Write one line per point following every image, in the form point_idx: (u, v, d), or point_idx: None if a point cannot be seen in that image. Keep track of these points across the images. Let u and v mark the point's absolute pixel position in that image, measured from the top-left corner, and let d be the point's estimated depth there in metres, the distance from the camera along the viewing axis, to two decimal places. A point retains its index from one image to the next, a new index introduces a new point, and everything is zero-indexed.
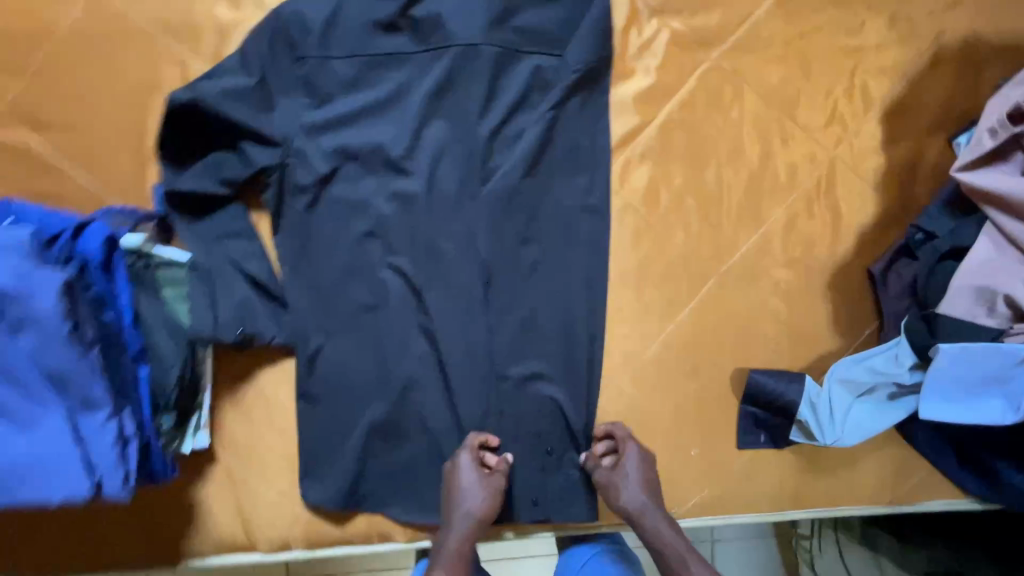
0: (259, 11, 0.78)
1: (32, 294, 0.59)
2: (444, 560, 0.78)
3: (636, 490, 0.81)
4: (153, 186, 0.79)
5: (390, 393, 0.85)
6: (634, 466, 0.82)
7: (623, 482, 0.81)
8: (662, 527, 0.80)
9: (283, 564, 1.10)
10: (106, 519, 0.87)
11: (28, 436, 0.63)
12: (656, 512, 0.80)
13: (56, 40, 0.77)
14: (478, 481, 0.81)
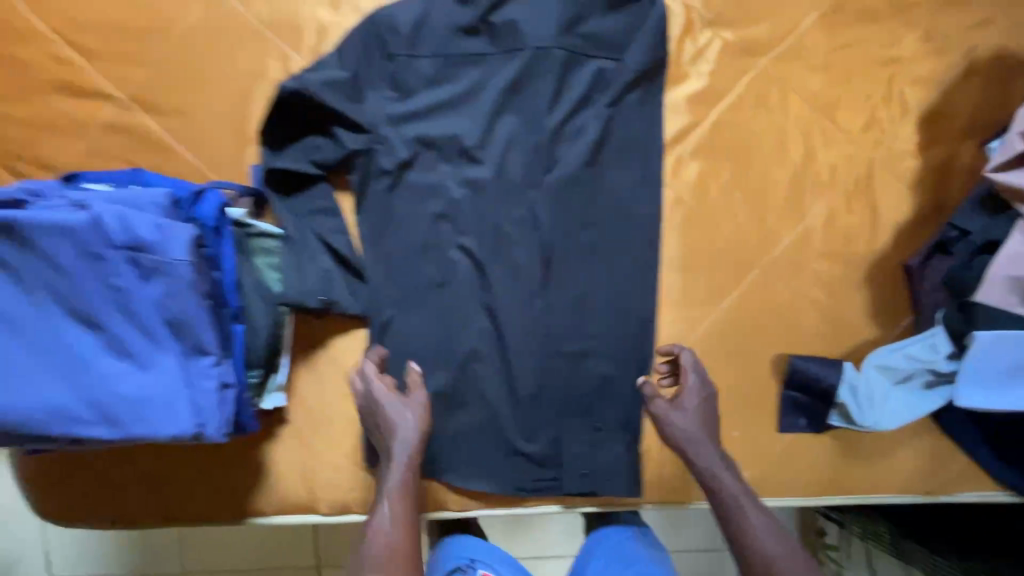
0: (354, 15, 0.88)
1: (167, 245, 0.68)
2: (394, 487, 0.79)
3: (694, 424, 0.82)
4: (252, 165, 0.88)
5: (453, 365, 0.92)
6: (694, 401, 0.83)
7: (681, 415, 0.82)
8: (718, 464, 0.80)
9: (311, 529, 1.30)
10: (184, 471, 0.95)
11: (145, 375, 0.71)
12: (711, 447, 0.81)
13: (177, 36, 0.88)
14: (402, 403, 0.83)
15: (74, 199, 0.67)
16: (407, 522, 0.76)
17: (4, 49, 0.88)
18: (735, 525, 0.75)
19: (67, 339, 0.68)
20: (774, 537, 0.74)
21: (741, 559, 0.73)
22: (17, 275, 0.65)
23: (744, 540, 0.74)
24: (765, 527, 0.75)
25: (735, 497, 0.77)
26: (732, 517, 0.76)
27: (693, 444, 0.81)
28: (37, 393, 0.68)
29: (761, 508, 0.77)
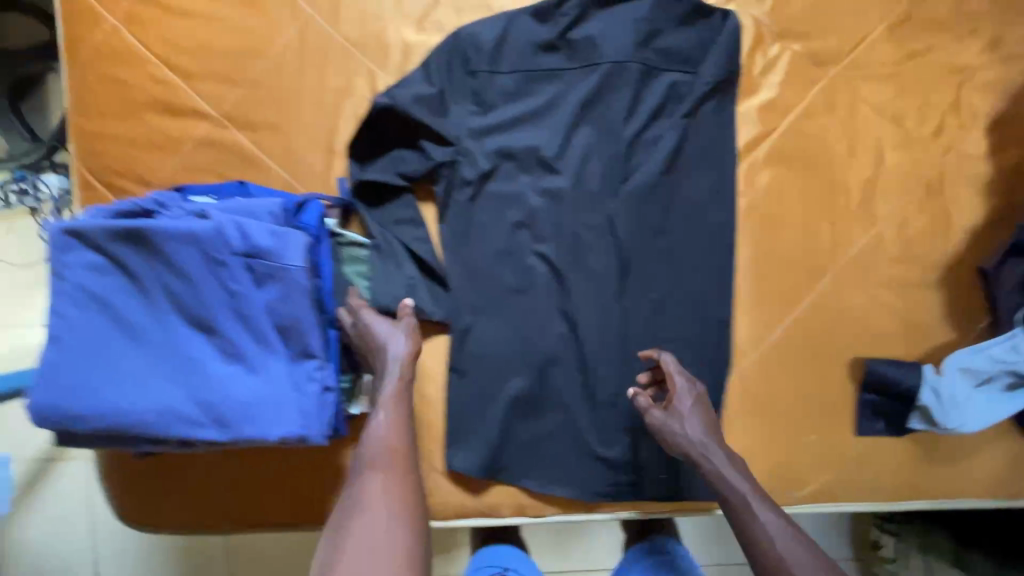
0: (437, 34, 0.92)
1: (284, 252, 0.71)
2: (387, 398, 0.76)
3: (689, 429, 0.82)
4: (339, 179, 0.92)
5: (533, 370, 0.93)
6: (688, 406, 0.84)
7: (677, 423, 0.83)
8: (725, 468, 0.78)
9: None
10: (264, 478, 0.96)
11: (255, 378, 0.73)
12: (713, 448, 0.80)
13: (270, 56, 0.92)
14: (392, 324, 0.80)
15: (195, 211, 0.72)
16: (401, 423, 0.75)
17: (104, 70, 0.93)
18: (741, 524, 0.75)
19: (184, 344, 0.72)
20: (787, 537, 0.71)
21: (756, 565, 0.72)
22: (143, 284, 0.71)
23: (752, 539, 0.73)
24: (773, 524, 0.73)
25: (739, 496, 0.76)
26: (738, 518, 0.75)
27: (695, 452, 0.81)
28: (157, 396, 0.72)
29: (771, 505, 0.75)
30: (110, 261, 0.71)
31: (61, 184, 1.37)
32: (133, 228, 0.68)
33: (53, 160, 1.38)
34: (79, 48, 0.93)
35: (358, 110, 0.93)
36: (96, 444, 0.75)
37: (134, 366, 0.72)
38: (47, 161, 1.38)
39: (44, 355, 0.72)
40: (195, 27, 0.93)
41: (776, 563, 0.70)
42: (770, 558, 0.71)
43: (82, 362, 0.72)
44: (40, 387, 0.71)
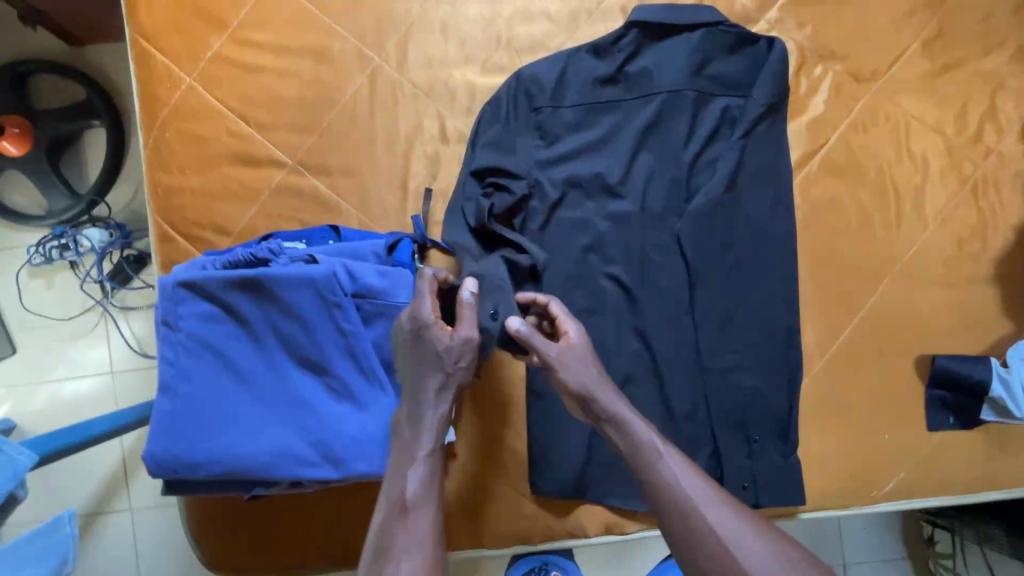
0: (501, 75, 0.98)
1: (391, 291, 0.76)
2: (415, 495, 0.63)
3: (583, 366, 0.71)
4: (415, 217, 0.96)
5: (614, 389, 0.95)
6: (579, 341, 0.73)
7: (565, 356, 0.71)
8: (625, 412, 0.70)
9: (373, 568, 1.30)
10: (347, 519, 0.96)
11: (363, 415, 0.75)
12: (603, 385, 0.71)
13: (342, 104, 0.97)
14: (459, 336, 0.68)
15: (304, 257, 0.76)
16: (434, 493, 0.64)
17: (182, 126, 0.97)
18: (650, 478, 0.66)
19: (296, 386, 0.75)
20: (695, 482, 0.65)
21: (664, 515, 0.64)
22: (256, 331, 0.74)
23: (661, 491, 0.65)
24: (682, 474, 0.65)
25: (646, 448, 0.67)
26: (644, 470, 0.66)
27: (590, 393, 0.70)
28: (271, 439, 0.74)
29: (682, 454, 0.68)
30: (223, 309, 0.74)
31: (104, 236, 1.36)
32: (251, 276, 0.72)
33: (92, 214, 1.39)
34: (157, 108, 0.97)
35: (429, 150, 0.97)
36: (208, 488, 0.77)
37: (248, 411, 0.74)
38: (85, 216, 1.38)
39: (157, 406, 0.74)
40: (269, 81, 0.97)
41: (705, 531, 0.62)
42: (690, 523, 0.62)
43: (197, 411, 0.74)
44: (156, 438, 0.73)
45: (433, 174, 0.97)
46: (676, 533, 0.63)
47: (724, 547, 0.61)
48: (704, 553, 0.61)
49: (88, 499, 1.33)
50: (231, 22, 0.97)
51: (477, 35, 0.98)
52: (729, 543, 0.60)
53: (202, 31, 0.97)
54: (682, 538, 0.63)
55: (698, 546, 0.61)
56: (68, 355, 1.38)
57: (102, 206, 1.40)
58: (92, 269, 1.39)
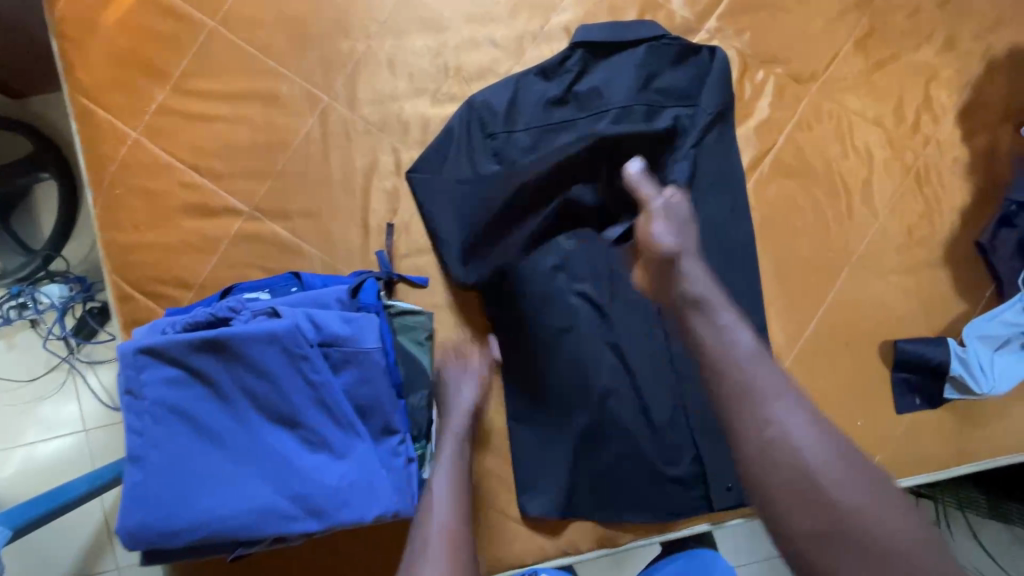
0: (454, 105, 0.98)
1: (361, 336, 0.76)
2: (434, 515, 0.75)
3: (688, 237, 0.78)
4: (379, 253, 0.96)
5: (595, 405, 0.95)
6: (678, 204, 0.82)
7: (646, 185, 0.86)
8: (706, 282, 0.72)
9: None
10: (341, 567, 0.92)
11: (342, 462, 0.75)
12: (697, 265, 0.75)
13: (295, 147, 0.96)
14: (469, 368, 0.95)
15: (264, 310, 0.75)
16: (458, 500, 0.78)
17: (133, 182, 0.95)
18: (720, 357, 0.65)
19: (269, 442, 0.74)
20: (779, 385, 0.62)
21: (739, 399, 0.62)
22: (224, 390, 0.73)
23: (729, 372, 0.63)
24: (772, 378, 0.62)
25: (732, 343, 0.65)
26: (729, 364, 0.64)
27: (676, 245, 0.76)
28: (250, 498, 0.72)
29: (771, 359, 0.65)
30: (188, 372, 0.73)
31: (63, 291, 1.32)
32: (213, 336, 0.70)
33: (49, 268, 1.34)
34: (104, 165, 0.94)
35: (387, 184, 0.97)
36: (188, 554, 0.75)
37: (224, 472, 0.73)
38: (43, 271, 1.33)
39: (126, 479, 0.71)
40: (218, 129, 0.96)
41: (777, 436, 0.59)
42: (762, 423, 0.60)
43: (171, 479, 0.72)
44: (130, 510, 0.71)
45: (394, 208, 0.97)
46: (742, 414, 0.61)
47: (796, 450, 0.58)
48: (776, 457, 0.58)
49: (73, 564, 1.29)
50: (173, 72, 0.96)
51: (425, 66, 0.98)
52: (803, 451, 0.57)
53: (144, 84, 0.95)
54: (748, 429, 0.60)
55: (771, 446, 0.58)
56: (37, 418, 1.33)
57: (60, 259, 1.36)
58: (54, 326, 1.34)
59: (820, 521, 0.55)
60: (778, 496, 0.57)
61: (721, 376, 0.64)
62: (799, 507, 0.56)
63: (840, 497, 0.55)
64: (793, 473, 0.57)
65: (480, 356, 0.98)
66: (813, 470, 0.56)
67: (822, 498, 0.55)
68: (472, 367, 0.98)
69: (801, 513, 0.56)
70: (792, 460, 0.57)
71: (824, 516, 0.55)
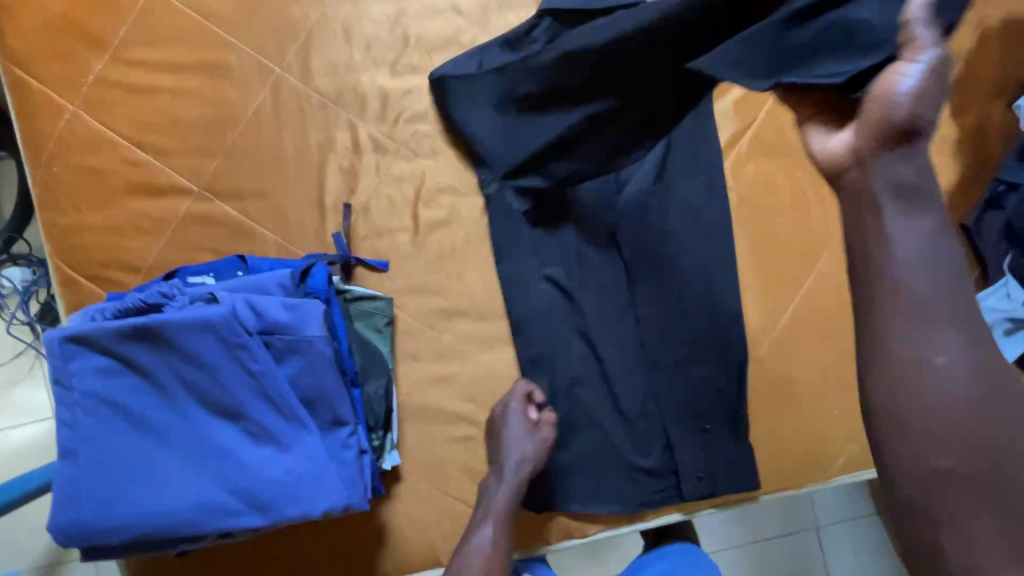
0: (415, 76, 0.93)
1: (304, 323, 0.71)
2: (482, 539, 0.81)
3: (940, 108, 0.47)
4: (336, 235, 0.91)
5: (562, 391, 0.92)
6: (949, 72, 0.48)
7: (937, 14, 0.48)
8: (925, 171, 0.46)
9: None
10: (302, 561, 0.90)
11: (288, 456, 0.71)
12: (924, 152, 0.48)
13: (246, 122, 0.91)
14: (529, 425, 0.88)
15: (202, 296, 0.70)
16: (504, 535, 0.82)
17: (71, 159, 0.89)
18: (884, 256, 0.44)
19: (209, 435, 0.69)
20: (954, 298, 0.43)
21: (889, 308, 0.43)
22: (160, 381, 0.69)
23: (887, 277, 0.44)
24: (945, 295, 0.43)
25: (898, 247, 0.44)
26: (899, 266, 0.43)
27: (924, 119, 0.46)
28: (190, 493, 0.69)
29: (957, 267, 0.44)
30: (121, 362, 0.68)
31: (26, 274, 1.18)
32: (143, 324, 0.66)
33: (10, 251, 1.18)
34: (41, 141, 0.88)
35: (344, 162, 0.92)
36: (128, 552, 0.71)
37: (163, 467, 0.69)
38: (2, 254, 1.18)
39: (60, 474, 0.68)
40: (164, 103, 0.90)
41: (934, 365, 0.42)
42: (923, 352, 0.42)
43: (105, 474, 0.68)
44: (63, 506, 0.67)
45: (352, 187, 0.92)
46: (885, 330, 0.43)
47: (953, 387, 0.41)
48: (928, 391, 0.42)
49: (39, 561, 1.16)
50: (112, 40, 0.89)
51: (383, 36, 0.92)
52: (961, 383, 0.41)
53: (82, 53, 0.89)
54: (895, 362, 0.43)
55: (919, 376, 0.42)
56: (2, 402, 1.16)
57: (21, 243, 1.20)
58: (18, 311, 1.19)
59: (966, 457, 0.41)
60: (920, 437, 0.42)
61: (872, 288, 0.44)
62: (954, 441, 0.41)
63: (1013, 430, 0.41)
64: (940, 411, 0.41)
65: (444, 343, 0.93)
66: (973, 413, 0.41)
67: (984, 433, 0.41)
68: (434, 355, 0.93)
69: (948, 449, 0.41)
70: (948, 397, 0.41)
71: (982, 449, 0.41)
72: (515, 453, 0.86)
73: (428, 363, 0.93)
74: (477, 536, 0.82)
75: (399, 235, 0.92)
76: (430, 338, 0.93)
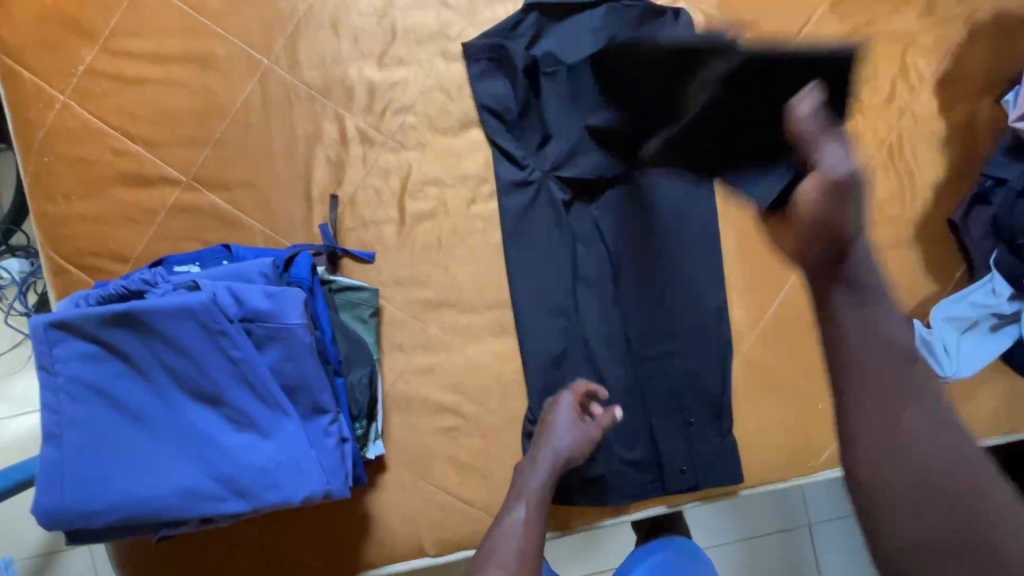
0: (402, 68, 0.93)
1: (284, 311, 0.72)
2: (513, 517, 0.72)
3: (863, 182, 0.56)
4: (322, 226, 0.91)
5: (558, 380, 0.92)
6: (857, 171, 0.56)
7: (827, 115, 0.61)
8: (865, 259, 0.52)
9: None
10: (287, 548, 0.91)
11: (269, 443, 0.72)
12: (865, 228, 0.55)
13: (234, 113, 0.91)
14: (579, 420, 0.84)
15: (185, 283, 0.71)
16: (538, 517, 0.73)
17: (61, 149, 0.90)
18: (835, 322, 0.49)
19: (191, 421, 0.70)
20: (907, 373, 0.47)
21: (849, 380, 0.47)
22: (143, 367, 0.70)
23: (843, 346, 0.49)
24: (901, 370, 0.47)
25: (850, 321, 0.49)
26: (852, 336, 0.48)
27: (848, 226, 0.53)
28: (170, 478, 0.69)
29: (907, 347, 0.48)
30: (104, 348, 0.69)
31: (24, 265, 1.16)
32: (125, 311, 0.67)
33: (8, 243, 1.17)
34: (32, 131, 0.89)
35: (331, 154, 0.92)
36: (111, 537, 0.72)
37: (145, 453, 0.70)
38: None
39: (43, 458, 0.68)
40: (152, 93, 0.91)
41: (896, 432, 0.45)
42: (889, 431, 0.45)
43: (88, 459, 0.69)
44: (45, 490, 0.68)
45: (338, 178, 0.92)
46: (850, 399, 0.47)
47: (916, 457, 0.44)
48: (890, 460, 0.44)
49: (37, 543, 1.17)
50: (102, 31, 0.90)
51: (371, 28, 0.93)
52: (926, 452, 0.44)
53: (72, 44, 0.90)
54: (868, 439, 0.45)
55: (886, 445, 0.45)
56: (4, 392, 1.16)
57: (20, 234, 1.20)
58: (16, 302, 1.18)
59: (944, 531, 0.41)
60: (890, 505, 0.43)
61: (836, 359, 0.49)
62: (927, 512, 0.42)
63: (987, 499, 0.42)
64: (909, 481, 0.43)
65: (429, 335, 0.93)
66: (944, 487, 0.42)
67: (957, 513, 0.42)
68: (419, 346, 0.93)
69: (924, 519, 0.42)
70: (909, 471, 0.44)
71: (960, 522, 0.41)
72: (562, 436, 0.82)
73: (414, 354, 0.93)
74: (506, 517, 0.72)
75: (385, 227, 0.93)
76: (415, 329, 0.93)
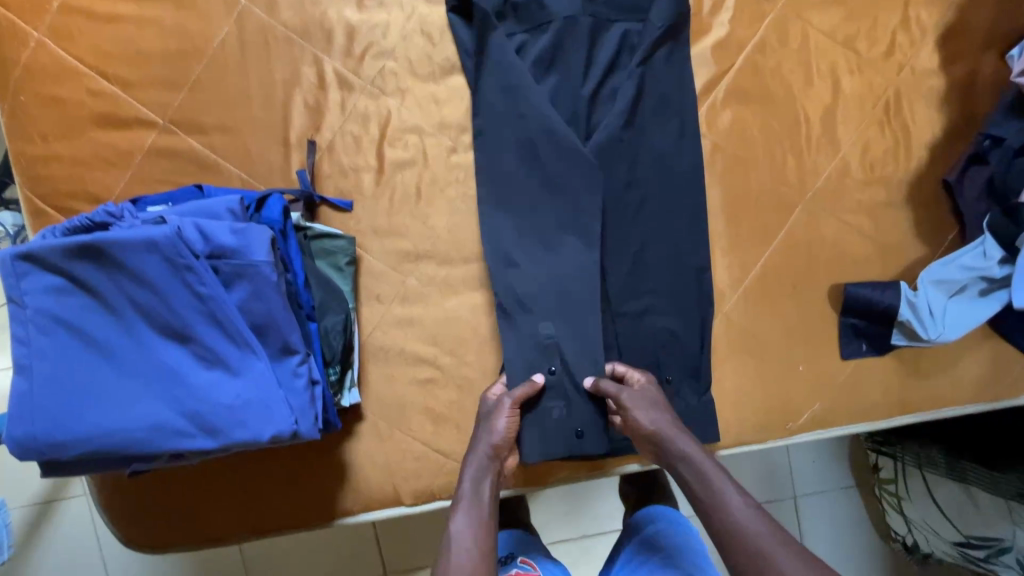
0: (383, 11, 0.90)
1: (250, 246, 0.72)
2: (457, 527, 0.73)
3: (647, 403, 0.81)
4: (300, 172, 0.90)
5: (535, 347, 0.88)
6: (644, 392, 0.84)
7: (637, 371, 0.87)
8: (693, 451, 0.76)
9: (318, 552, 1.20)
10: (266, 492, 0.92)
11: (235, 381, 0.72)
12: (667, 418, 0.80)
13: (211, 53, 0.89)
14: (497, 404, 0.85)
15: (151, 219, 0.72)
16: (483, 520, 0.74)
17: (37, 89, 0.89)
18: (705, 498, 0.72)
19: (158, 355, 0.71)
20: (767, 528, 0.67)
21: (722, 543, 0.69)
22: (108, 300, 0.69)
23: (720, 516, 0.70)
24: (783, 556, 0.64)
25: (726, 494, 0.71)
26: (723, 509, 0.70)
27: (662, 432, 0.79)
28: (137, 414, 0.69)
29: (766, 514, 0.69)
30: (69, 280, 0.69)
31: (18, 219, 1.16)
32: (89, 242, 0.67)
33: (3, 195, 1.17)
34: (8, 69, 0.88)
35: (309, 99, 0.90)
36: (78, 470, 0.72)
37: (111, 387, 0.70)
38: None
39: (12, 388, 0.69)
40: (128, 32, 0.89)
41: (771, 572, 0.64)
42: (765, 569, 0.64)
43: (55, 390, 0.69)
44: (14, 420, 0.68)
45: (317, 124, 0.91)
46: (735, 555, 0.67)
47: None
48: None
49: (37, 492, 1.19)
50: None
51: None
52: None
53: None
54: None
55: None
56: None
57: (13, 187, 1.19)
58: None
59: None
60: None
61: (720, 520, 0.70)
62: None
63: None
64: None
65: (408, 286, 0.92)
66: None
67: None
68: (396, 297, 0.92)
69: None
70: None
71: None
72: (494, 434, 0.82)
73: (390, 304, 0.92)
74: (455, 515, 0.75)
75: (364, 175, 0.91)
76: (393, 280, 0.92)
